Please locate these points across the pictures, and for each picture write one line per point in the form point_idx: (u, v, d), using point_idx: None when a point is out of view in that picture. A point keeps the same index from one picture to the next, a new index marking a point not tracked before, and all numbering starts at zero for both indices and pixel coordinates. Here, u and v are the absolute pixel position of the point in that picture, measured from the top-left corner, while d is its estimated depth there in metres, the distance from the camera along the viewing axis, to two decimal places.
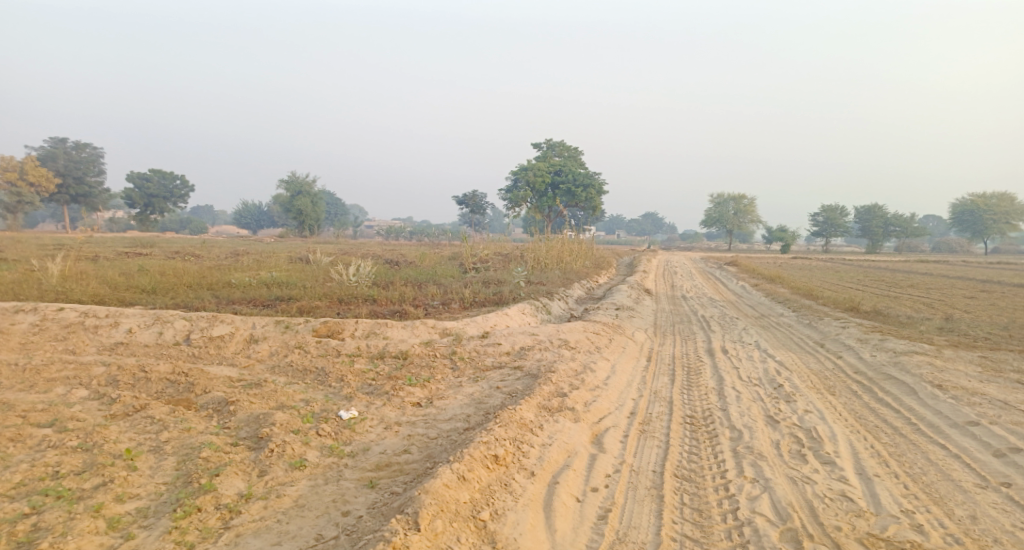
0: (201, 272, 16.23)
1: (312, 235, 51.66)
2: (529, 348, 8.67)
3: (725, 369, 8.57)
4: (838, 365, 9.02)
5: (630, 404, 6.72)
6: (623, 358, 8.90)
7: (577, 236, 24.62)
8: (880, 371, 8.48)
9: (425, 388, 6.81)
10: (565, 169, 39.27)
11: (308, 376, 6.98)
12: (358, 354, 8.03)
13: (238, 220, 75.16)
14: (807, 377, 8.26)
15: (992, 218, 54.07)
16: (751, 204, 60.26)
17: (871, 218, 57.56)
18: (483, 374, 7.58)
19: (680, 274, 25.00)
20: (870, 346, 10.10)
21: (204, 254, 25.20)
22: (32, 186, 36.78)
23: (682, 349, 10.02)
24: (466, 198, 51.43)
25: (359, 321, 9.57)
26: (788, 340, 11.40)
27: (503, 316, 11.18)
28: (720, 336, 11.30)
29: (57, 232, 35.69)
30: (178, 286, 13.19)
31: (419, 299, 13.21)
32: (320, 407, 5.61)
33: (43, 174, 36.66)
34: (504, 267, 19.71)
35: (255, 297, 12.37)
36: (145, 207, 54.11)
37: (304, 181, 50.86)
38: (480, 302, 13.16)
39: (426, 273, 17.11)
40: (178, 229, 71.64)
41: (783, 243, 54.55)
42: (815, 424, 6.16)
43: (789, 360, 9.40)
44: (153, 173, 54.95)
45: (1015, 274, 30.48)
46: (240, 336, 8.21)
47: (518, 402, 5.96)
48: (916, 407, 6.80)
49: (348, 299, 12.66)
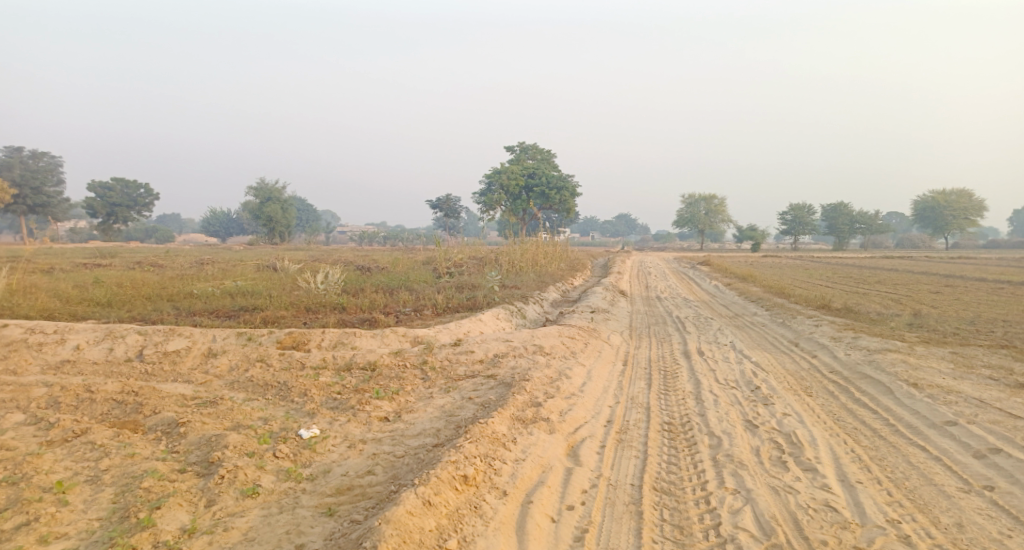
0: (163, 283, 15.69)
1: (282, 242, 50.80)
2: (503, 355, 8.40)
3: (702, 372, 8.40)
4: (813, 365, 8.92)
5: (607, 412, 6.49)
6: (598, 363, 8.68)
7: (551, 238, 24.46)
8: (855, 370, 8.38)
9: (394, 401, 6.49)
10: (538, 172, 39.17)
11: (269, 392, 6.62)
12: (323, 366, 7.69)
13: (206, 228, 73.74)
14: (784, 379, 8.12)
15: (953, 215, 55.33)
16: (722, 203, 60.85)
17: (838, 216, 58.51)
18: (455, 384, 7.29)
19: (654, 275, 25.00)
20: (845, 344, 10.03)
21: (170, 264, 24.52)
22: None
23: (657, 351, 9.84)
24: (439, 202, 51.05)
25: (326, 331, 9.22)
26: (763, 340, 11.31)
27: (476, 322, 10.90)
28: (695, 338, 11.16)
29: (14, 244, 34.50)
30: (137, 297, 12.68)
31: (390, 306, 12.87)
32: (279, 426, 5.27)
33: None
34: (478, 270, 19.44)
35: (218, 308, 11.93)
36: (108, 216, 52.73)
37: (273, 188, 50.02)
38: (453, 308, 12.87)
39: (397, 279, 16.76)
40: (144, 238, 70.04)
41: (753, 242, 55.15)
42: (795, 429, 6.00)
43: (764, 361, 9.28)
44: (116, 181, 53.53)
45: (976, 269, 31.12)
46: (197, 350, 7.82)
47: (490, 414, 5.69)
48: (894, 408, 6.68)
49: (315, 307, 12.28)
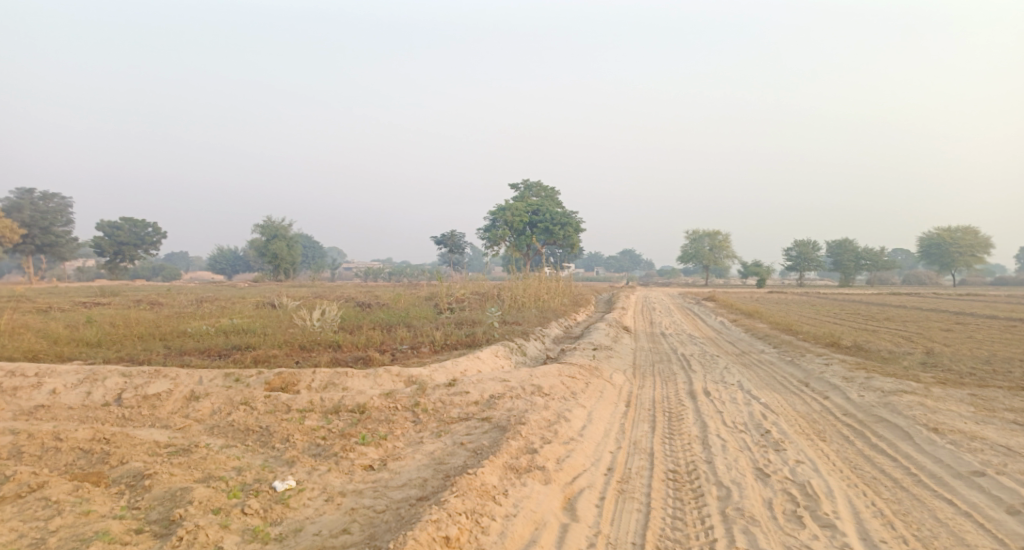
0: (158, 321, 15.40)
1: (287, 279, 50.68)
2: (499, 395, 8.02)
3: (708, 414, 7.99)
4: (826, 407, 8.49)
5: (607, 459, 6.09)
6: (600, 404, 8.28)
7: (554, 273, 24.17)
8: (871, 413, 7.96)
9: (380, 446, 6.11)
10: (542, 208, 39.12)
11: (249, 438, 6.26)
12: (310, 408, 7.33)
13: (212, 265, 73.89)
14: (796, 422, 7.70)
15: (960, 251, 54.95)
16: (727, 239, 60.65)
17: (843, 251, 58.16)
18: (447, 428, 6.90)
19: (658, 311, 24.60)
20: (857, 385, 9.60)
21: (170, 301, 24.27)
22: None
23: (662, 391, 9.43)
24: (444, 238, 51.01)
25: (316, 370, 8.87)
26: (771, 379, 10.88)
27: (474, 360, 10.54)
28: (702, 377, 10.74)
29: (20, 284, 34.44)
30: (128, 337, 12.39)
31: (387, 344, 12.52)
32: (253, 477, 4.91)
33: (8, 225, 35.63)
34: (479, 307, 19.09)
35: (209, 347, 11.62)
36: (115, 254, 52.84)
37: (279, 225, 50.13)
38: (451, 345, 12.51)
39: (397, 316, 16.43)
40: (150, 276, 70.12)
41: (759, 278, 54.75)
42: (810, 479, 5.58)
43: (774, 402, 8.85)
44: (124, 220, 53.73)
45: (986, 305, 30.57)
46: (178, 394, 7.47)
47: (481, 462, 5.30)
48: (915, 455, 6.27)
49: (310, 346, 11.95)
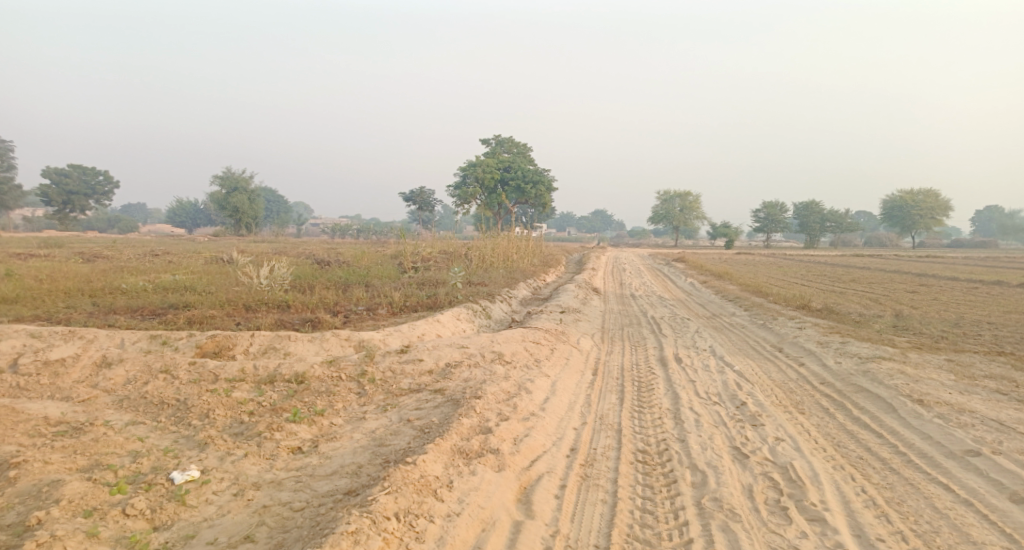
0: (93, 276, 14.30)
1: (248, 234, 48.94)
2: (456, 364, 7.31)
3: (680, 385, 7.39)
4: (802, 376, 7.96)
5: (571, 438, 5.44)
6: (565, 373, 7.64)
7: (523, 232, 23.40)
8: (850, 383, 7.43)
9: (314, 423, 5.36)
10: (513, 164, 38.12)
11: (162, 414, 5.46)
12: (241, 378, 6.53)
13: (171, 219, 71.33)
14: (772, 392, 7.16)
15: (920, 215, 55.58)
16: (696, 200, 60.41)
17: (809, 213, 58.42)
18: (394, 401, 6.19)
19: (629, 272, 24.09)
20: (833, 351, 9.10)
21: (116, 255, 22.94)
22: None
23: (631, 358, 8.84)
24: (413, 195, 49.74)
25: (256, 333, 8.05)
26: (744, 344, 10.38)
27: (433, 323, 9.78)
28: (672, 342, 10.17)
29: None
30: (54, 295, 11.35)
31: (341, 304, 11.70)
32: (150, 464, 4.15)
33: None
34: (445, 265, 18.28)
35: (143, 306, 10.67)
36: (65, 205, 50.34)
37: (241, 177, 48.22)
38: (411, 306, 11.74)
39: (357, 274, 15.55)
40: (105, 229, 67.36)
41: (727, 239, 54.85)
42: (792, 460, 5.01)
43: (748, 370, 8.30)
44: (72, 168, 51.05)
45: (946, 268, 30.78)
46: (87, 360, 6.60)
47: (426, 445, 4.62)
48: (902, 430, 5.75)
49: (255, 306, 11.07)
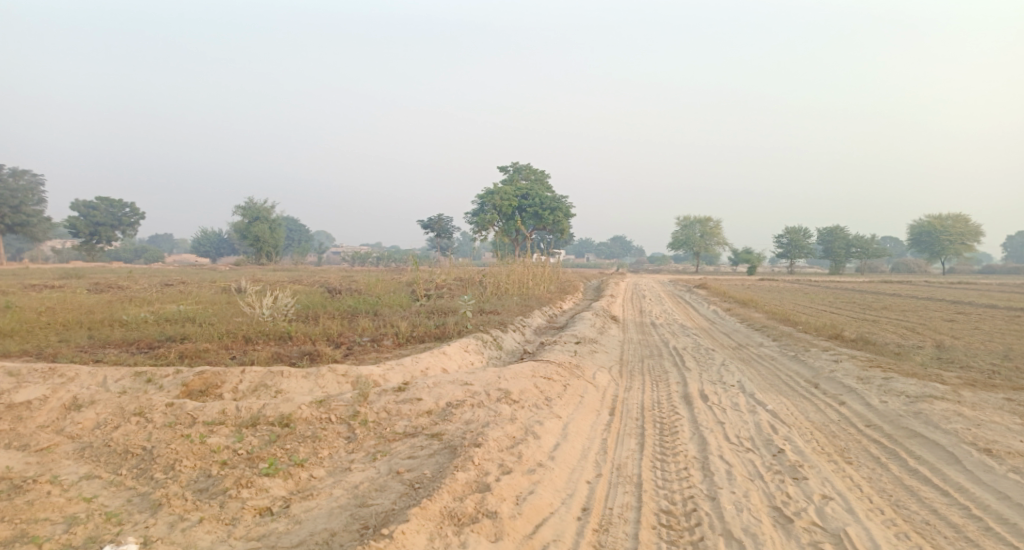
0: (97, 306, 13.92)
1: (268, 262, 48.97)
2: (457, 403, 6.66)
3: (708, 427, 6.66)
4: (845, 417, 7.16)
5: (584, 494, 4.78)
6: (579, 413, 6.95)
7: (540, 259, 22.78)
8: (900, 426, 6.62)
9: (289, 476, 4.74)
10: (530, 191, 37.70)
11: (123, 466, 4.89)
12: (220, 421, 5.94)
13: (195, 248, 72.09)
14: (812, 437, 6.39)
15: (950, 240, 53.96)
16: (717, 226, 59.45)
17: (834, 238, 57.11)
18: (385, 448, 5.55)
19: (649, 299, 23.27)
20: (877, 388, 8.28)
21: (131, 284, 22.65)
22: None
23: (653, 395, 8.11)
24: (432, 223, 49.56)
25: (246, 369, 7.49)
26: (775, 378, 9.57)
27: (438, 356, 9.15)
28: (697, 376, 9.41)
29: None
30: (50, 328, 10.93)
31: (346, 335, 11.13)
32: (90, 544, 3.61)
33: None
34: (458, 293, 17.69)
35: (138, 339, 10.20)
36: (91, 236, 50.86)
37: (262, 206, 48.41)
38: (418, 338, 11.13)
39: (367, 302, 15.01)
40: (131, 258, 68.10)
41: (749, 265, 53.72)
42: (844, 527, 4.33)
43: (783, 409, 7.52)
44: (99, 200, 51.71)
45: (982, 294, 29.44)
46: (56, 402, 6.07)
47: (410, 509, 3.98)
48: (972, 487, 4.99)
49: (255, 338, 10.55)
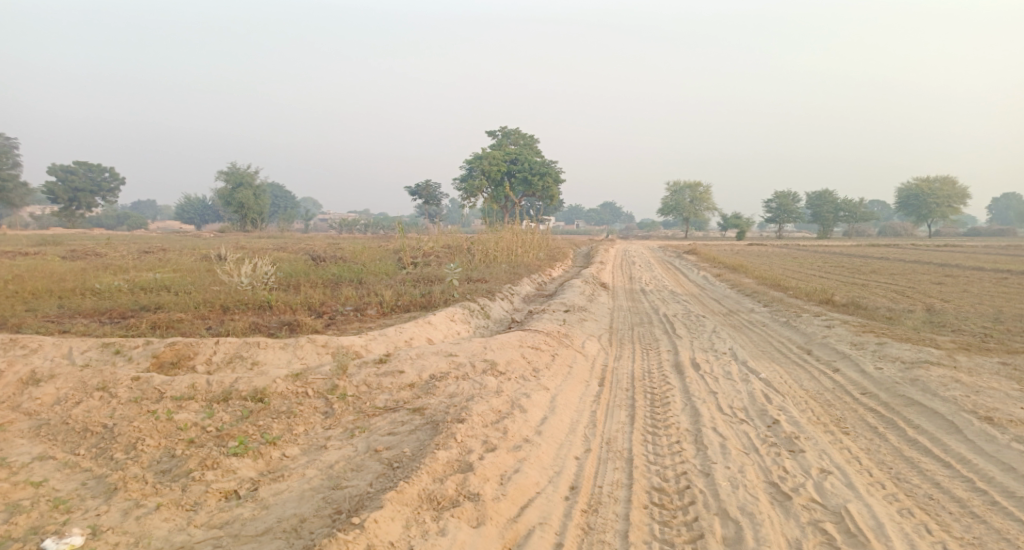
0: (71, 275, 13.49)
1: (253, 230, 48.27)
2: (441, 376, 6.39)
3: (700, 398, 6.44)
4: (839, 385, 6.95)
5: (572, 471, 4.55)
6: (567, 384, 6.71)
7: (529, 225, 22.41)
8: (896, 394, 6.41)
9: (260, 456, 4.46)
10: (519, 156, 37.11)
11: (81, 447, 4.59)
12: (190, 396, 5.62)
13: (179, 215, 70.94)
14: (807, 407, 6.18)
15: (937, 203, 54.00)
16: (707, 191, 59.11)
17: (823, 203, 56.99)
18: (364, 424, 5.27)
19: (639, 265, 23.08)
20: (871, 354, 8.08)
21: (110, 252, 22.12)
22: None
23: (643, 364, 7.88)
24: (420, 189, 48.89)
25: (221, 341, 7.16)
26: (767, 345, 9.37)
27: (423, 325, 8.85)
28: (688, 344, 9.19)
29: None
30: (19, 297, 10.54)
31: (328, 304, 10.80)
32: (36, 536, 3.35)
33: None
34: (445, 260, 17.36)
35: (110, 308, 9.81)
36: (70, 202, 49.75)
37: (245, 172, 47.50)
38: (403, 307, 10.84)
39: (352, 270, 14.65)
40: (115, 226, 67.03)
41: (738, 230, 53.64)
42: (845, 504, 4.14)
43: (776, 378, 7.31)
44: (78, 165, 50.52)
45: (969, 258, 29.41)
46: (13, 377, 5.75)
47: (386, 494, 3.73)
48: (976, 458, 4.80)
49: (234, 308, 10.22)
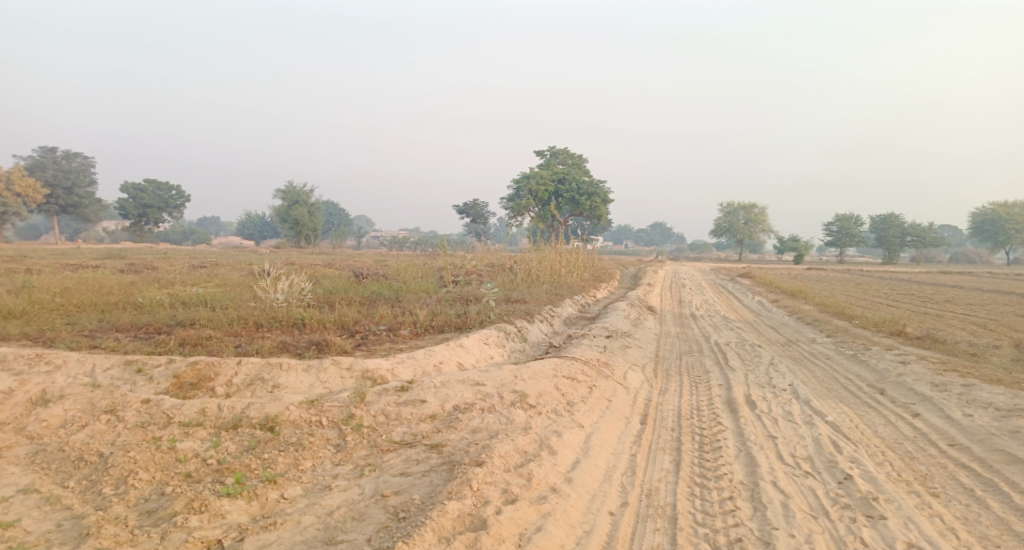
0: (117, 287, 13.55)
1: (307, 246, 49.06)
2: (465, 408, 5.88)
3: (757, 443, 5.74)
4: (922, 434, 6.16)
5: (604, 532, 4.02)
6: (606, 422, 6.10)
7: (575, 244, 21.80)
8: (993, 449, 5.68)
9: (255, 497, 4.03)
10: (568, 176, 36.61)
11: (72, 478, 4.25)
12: (198, 422, 5.19)
13: (240, 230, 73.12)
14: (887, 459, 5.49)
15: (1014, 228, 50.73)
16: (763, 213, 57.20)
17: (888, 227, 54.37)
18: (377, 461, 4.78)
19: (689, 288, 22.14)
20: (956, 398, 7.21)
21: (165, 266, 22.47)
22: (19, 196, 35.21)
23: (692, 400, 7.19)
24: (468, 208, 48.92)
25: (242, 361, 6.82)
26: (832, 381, 8.52)
27: (454, 349, 8.36)
28: (742, 377, 8.41)
29: (42, 246, 33.56)
30: (61, 311, 10.53)
31: (361, 323, 10.45)
32: None
33: (32, 185, 35.39)
34: (486, 279, 16.90)
35: (145, 322, 9.67)
36: (139, 218, 51.71)
37: (301, 190, 48.42)
38: (437, 328, 10.42)
39: (391, 288, 14.33)
40: (180, 241, 69.42)
41: (795, 254, 51.62)
42: None
43: (845, 422, 6.50)
44: (147, 183, 52.53)
45: None
46: (23, 396, 5.50)
47: None
48: None
49: (267, 326, 9.97)
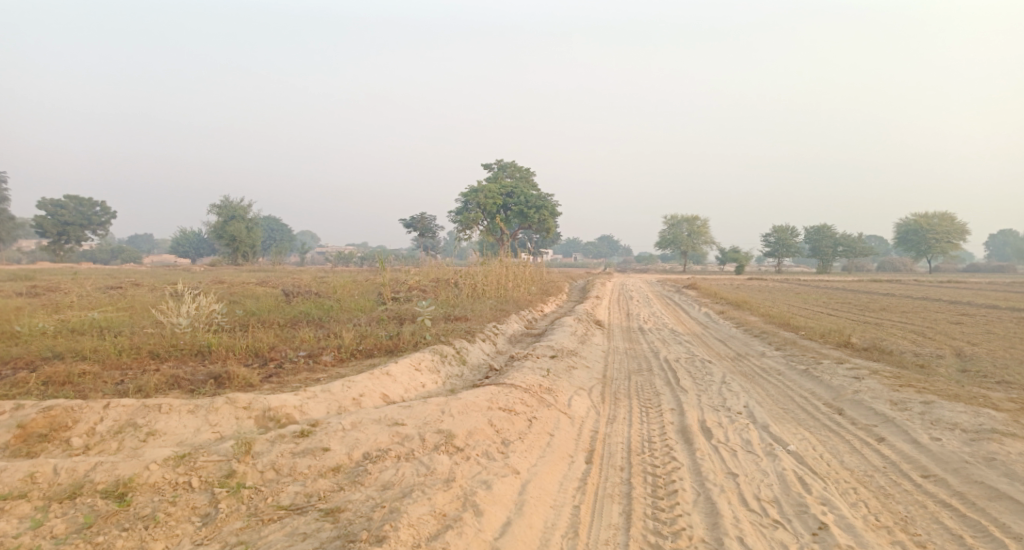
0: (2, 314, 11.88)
1: (244, 263, 46.73)
2: (378, 456, 4.89)
3: (716, 483, 4.96)
4: (893, 464, 5.50)
5: None
6: (544, 463, 5.22)
7: (521, 257, 20.99)
8: (971, 480, 5.07)
9: None
10: (516, 190, 35.97)
11: None
12: (23, 493, 4.03)
13: (173, 248, 69.43)
14: (861, 499, 4.77)
15: (936, 238, 52.77)
16: (705, 225, 57.95)
17: (823, 237, 55.87)
18: (252, 539, 3.77)
19: (637, 300, 21.61)
20: (921, 417, 6.64)
21: (78, 288, 20.47)
22: None
23: (642, 429, 6.38)
24: (414, 221, 47.78)
25: (111, 403, 5.65)
26: (789, 401, 7.87)
27: (379, 378, 7.34)
28: (695, 399, 7.67)
29: None
30: None
31: (278, 348, 9.29)
32: None
33: None
34: (426, 295, 15.86)
35: (15, 356, 8.26)
36: (59, 236, 48.19)
37: (237, 205, 46.22)
38: (365, 352, 9.39)
39: (320, 307, 13.15)
40: (108, 260, 65.42)
41: (737, 264, 52.28)
42: None
43: (809, 451, 5.80)
44: (68, 199, 49.33)
45: (976, 294, 28.04)
46: None
47: None
48: None
49: (165, 355, 8.71)
